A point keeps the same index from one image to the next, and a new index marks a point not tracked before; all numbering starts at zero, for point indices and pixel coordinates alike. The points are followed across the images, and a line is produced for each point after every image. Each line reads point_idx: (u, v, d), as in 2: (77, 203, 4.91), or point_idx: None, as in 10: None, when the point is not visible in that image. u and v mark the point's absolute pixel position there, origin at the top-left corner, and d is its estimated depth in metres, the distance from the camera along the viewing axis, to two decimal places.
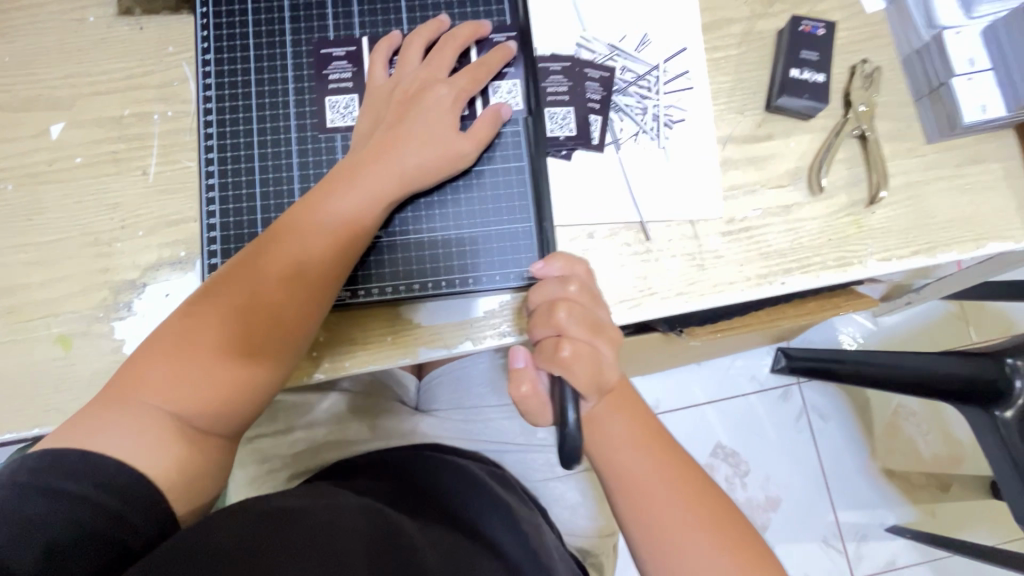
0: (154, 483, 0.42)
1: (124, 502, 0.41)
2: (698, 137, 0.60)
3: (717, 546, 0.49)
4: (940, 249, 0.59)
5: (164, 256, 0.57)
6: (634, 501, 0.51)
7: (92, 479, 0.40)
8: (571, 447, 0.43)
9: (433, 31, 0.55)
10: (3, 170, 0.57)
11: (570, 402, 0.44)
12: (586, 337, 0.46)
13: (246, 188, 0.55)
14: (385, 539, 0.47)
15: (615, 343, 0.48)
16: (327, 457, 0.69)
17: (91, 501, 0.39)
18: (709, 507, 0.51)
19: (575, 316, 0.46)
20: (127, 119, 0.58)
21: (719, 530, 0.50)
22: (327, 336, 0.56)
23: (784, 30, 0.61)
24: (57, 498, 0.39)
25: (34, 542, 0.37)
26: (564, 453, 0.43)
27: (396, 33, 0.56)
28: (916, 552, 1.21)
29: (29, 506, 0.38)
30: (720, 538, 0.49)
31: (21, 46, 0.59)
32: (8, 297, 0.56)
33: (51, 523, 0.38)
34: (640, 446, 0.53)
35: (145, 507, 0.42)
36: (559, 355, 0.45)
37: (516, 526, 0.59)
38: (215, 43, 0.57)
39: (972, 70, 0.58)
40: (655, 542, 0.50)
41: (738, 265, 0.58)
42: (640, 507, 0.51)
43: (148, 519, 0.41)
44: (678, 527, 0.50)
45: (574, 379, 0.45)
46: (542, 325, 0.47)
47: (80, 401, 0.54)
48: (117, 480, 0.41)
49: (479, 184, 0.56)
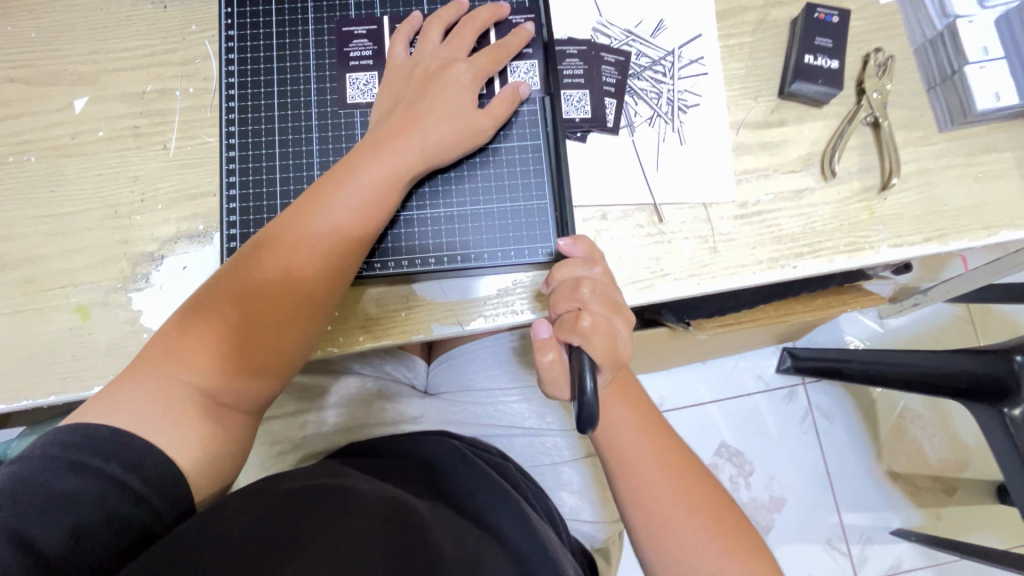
0: (177, 464, 0.42)
1: (149, 482, 0.40)
2: (712, 122, 0.61)
3: (714, 538, 0.49)
4: (951, 236, 0.59)
5: (182, 229, 0.57)
6: (636, 485, 0.51)
7: (122, 459, 0.40)
8: (590, 409, 0.42)
9: (453, 12, 0.56)
10: (25, 143, 0.58)
11: (587, 370, 0.44)
12: (605, 313, 0.47)
13: (266, 161, 0.56)
14: (402, 524, 0.46)
15: (630, 324, 0.49)
16: (340, 440, 0.69)
17: (118, 479, 0.39)
18: (707, 499, 0.51)
19: (596, 292, 0.47)
20: (149, 94, 0.59)
21: (717, 523, 0.50)
22: (344, 311, 0.56)
23: (798, 18, 0.62)
24: (87, 477, 0.38)
25: (63, 521, 0.36)
26: (581, 417, 0.42)
27: (416, 14, 0.57)
28: (922, 555, 1.20)
29: (60, 481, 0.38)
30: (717, 531, 0.49)
31: (46, 22, 0.60)
32: (28, 266, 0.56)
33: (78, 500, 0.37)
34: (640, 428, 0.53)
35: (171, 489, 0.41)
36: (578, 326, 0.45)
37: (528, 521, 0.56)
38: (238, 20, 0.58)
39: (984, 59, 0.59)
40: (652, 522, 0.50)
41: (750, 249, 0.58)
42: (640, 491, 0.51)
43: (172, 504, 0.41)
44: (678, 515, 0.50)
45: (592, 350, 0.45)
46: (562, 300, 0.48)
47: (96, 369, 0.55)
48: (144, 461, 0.41)
49: (495, 161, 0.57)
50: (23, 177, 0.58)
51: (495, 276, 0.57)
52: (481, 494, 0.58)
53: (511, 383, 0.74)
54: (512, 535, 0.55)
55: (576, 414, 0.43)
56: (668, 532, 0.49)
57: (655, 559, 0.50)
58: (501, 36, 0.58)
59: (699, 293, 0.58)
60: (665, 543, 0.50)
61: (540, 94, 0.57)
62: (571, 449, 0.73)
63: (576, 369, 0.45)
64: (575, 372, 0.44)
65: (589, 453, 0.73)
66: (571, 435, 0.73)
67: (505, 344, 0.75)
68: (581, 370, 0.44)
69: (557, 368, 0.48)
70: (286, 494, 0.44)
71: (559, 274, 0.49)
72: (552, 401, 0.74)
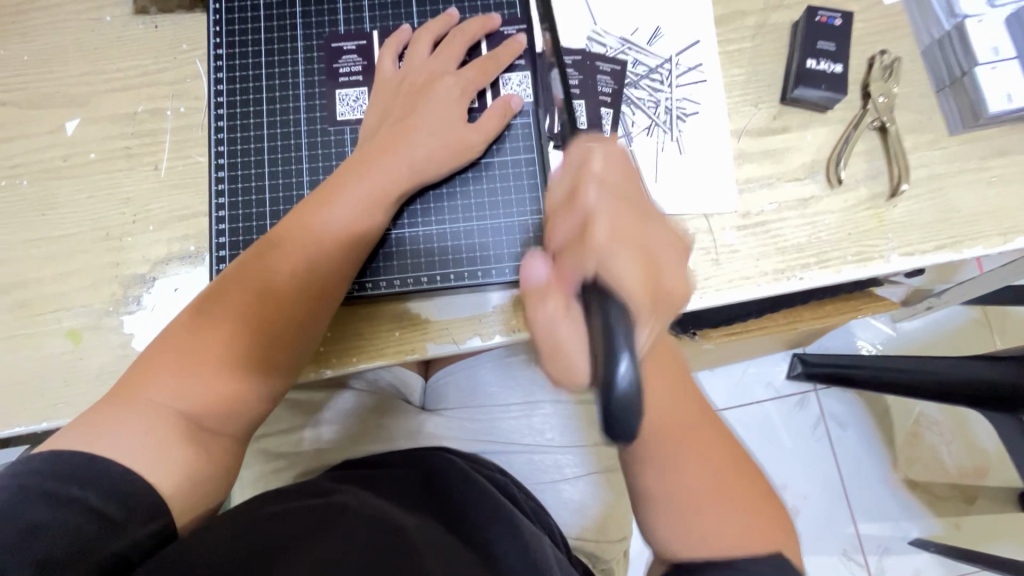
0: (158, 490, 0.42)
1: (126, 510, 0.40)
2: (712, 130, 0.59)
3: (744, 524, 0.42)
4: (965, 243, 0.57)
5: (174, 250, 0.57)
6: (658, 465, 0.44)
7: (98, 487, 0.40)
8: (622, 399, 0.32)
9: (443, 24, 0.56)
10: (17, 167, 0.58)
11: (619, 335, 0.33)
12: (626, 224, 0.40)
13: (255, 180, 0.55)
14: (388, 535, 0.45)
15: (665, 245, 0.41)
16: (334, 458, 0.67)
17: (94, 509, 0.39)
18: (738, 483, 0.44)
19: (603, 192, 0.41)
20: (140, 115, 0.59)
21: (748, 507, 0.43)
22: (334, 331, 0.55)
23: (800, 21, 0.60)
24: (60, 506, 0.38)
25: (35, 554, 0.36)
26: (610, 421, 0.33)
27: (404, 27, 0.56)
28: (943, 567, 1.15)
29: (32, 513, 0.37)
30: (748, 517, 0.43)
31: (38, 45, 0.60)
32: (21, 290, 0.56)
33: (51, 532, 0.37)
34: (673, 403, 0.44)
35: (147, 516, 0.41)
36: (590, 241, 0.39)
37: (520, 538, 0.53)
38: (227, 38, 0.58)
39: (996, 59, 0.56)
40: (671, 508, 0.44)
41: (755, 260, 0.57)
42: (663, 472, 0.44)
43: (147, 531, 0.40)
44: (701, 503, 0.43)
45: (617, 275, 0.37)
46: (567, 218, 0.42)
47: (88, 395, 0.54)
48: (123, 489, 0.40)
49: (488, 176, 0.55)
50: (16, 201, 0.57)
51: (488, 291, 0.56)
52: (473, 505, 0.56)
53: (509, 399, 0.72)
54: (505, 551, 0.52)
55: (603, 409, 0.33)
56: (683, 511, 0.43)
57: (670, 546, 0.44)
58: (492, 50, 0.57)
59: (702, 307, 0.56)
60: (680, 525, 0.43)
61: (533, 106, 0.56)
62: (572, 465, 0.70)
63: (602, 355, 0.33)
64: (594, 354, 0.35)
65: (592, 470, 0.71)
66: (572, 452, 0.71)
67: (505, 358, 0.74)
68: (612, 359, 0.33)
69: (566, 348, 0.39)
70: (270, 516, 0.45)
71: (560, 203, 0.43)
72: (553, 417, 0.72)
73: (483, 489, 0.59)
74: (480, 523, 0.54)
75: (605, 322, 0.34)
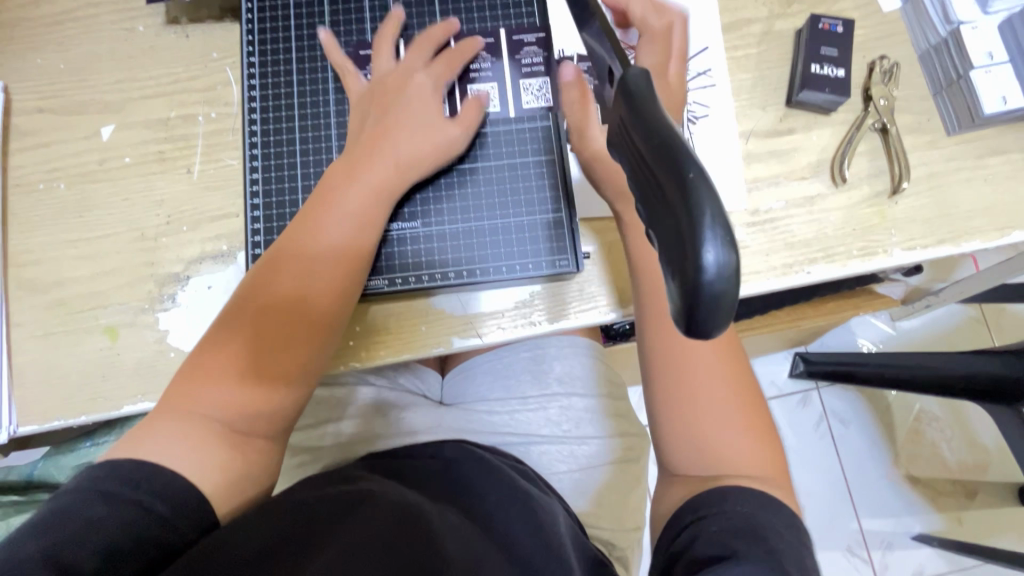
0: (199, 487, 0.44)
1: (172, 506, 0.42)
2: (721, 132, 0.62)
3: (742, 429, 0.49)
4: (964, 238, 0.59)
5: (206, 250, 0.59)
6: (671, 353, 0.51)
7: (147, 485, 0.42)
8: (710, 293, 0.21)
9: (394, 25, 0.59)
10: (55, 171, 0.60)
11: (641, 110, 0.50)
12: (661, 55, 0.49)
13: (288, 182, 0.58)
14: (410, 527, 0.47)
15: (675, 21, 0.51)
16: (358, 452, 0.69)
17: (144, 505, 0.41)
18: (743, 398, 0.50)
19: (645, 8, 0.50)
20: (173, 120, 0.61)
21: (748, 419, 0.50)
22: (363, 326, 0.58)
23: (803, 28, 0.63)
24: (113, 503, 0.41)
25: (94, 547, 0.39)
26: (691, 317, 0.22)
27: (397, 14, 0.59)
28: (945, 560, 1.17)
29: (89, 511, 0.40)
30: (746, 426, 0.49)
31: (74, 54, 0.63)
32: (59, 289, 0.58)
33: (106, 527, 0.40)
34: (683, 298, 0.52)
35: (192, 512, 0.43)
36: None
37: (532, 520, 0.56)
38: (259, 46, 0.60)
39: (990, 63, 0.59)
40: (677, 393, 0.50)
41: (764, 255, 0.59)
42: (675, 362, 0.50)
43: (192, 524, 0.43)
44: (706, 398, 0.49)
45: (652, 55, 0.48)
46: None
47: (125, 389, 0.56)
48: (168, 487, 0.43)
49: (510, 176, 0.58)
50: (54, 203, 0.60)
51: (512, 287, 0.58)
52: (492, 495, 0.58)
53: (525, 391, 0.73)
54: (517, 537, 0.54)
55: (686, 294, 0.22)
56: (694, 430, 0.49)
57: (676, 441, 0.50)
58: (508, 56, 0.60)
59: None
60: (687, 429, 0.49)
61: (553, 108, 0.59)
62: (588, 456, 0.72)
63: (663, 230, 0.23)
64: (659, 240, 0.24)
65: (606, 461, 0.73)
66: (589, 443, 0.72)
67: (522, 354, 0.75)
68: (694, 235, 0.22)
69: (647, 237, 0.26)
70: (300, 505, 0.47)
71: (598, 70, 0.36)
72: (570, 409, 0.73)
73: (505, 478, 0.60)
74: (497, 514, 0.56)
75: (682, 180, 0.23)
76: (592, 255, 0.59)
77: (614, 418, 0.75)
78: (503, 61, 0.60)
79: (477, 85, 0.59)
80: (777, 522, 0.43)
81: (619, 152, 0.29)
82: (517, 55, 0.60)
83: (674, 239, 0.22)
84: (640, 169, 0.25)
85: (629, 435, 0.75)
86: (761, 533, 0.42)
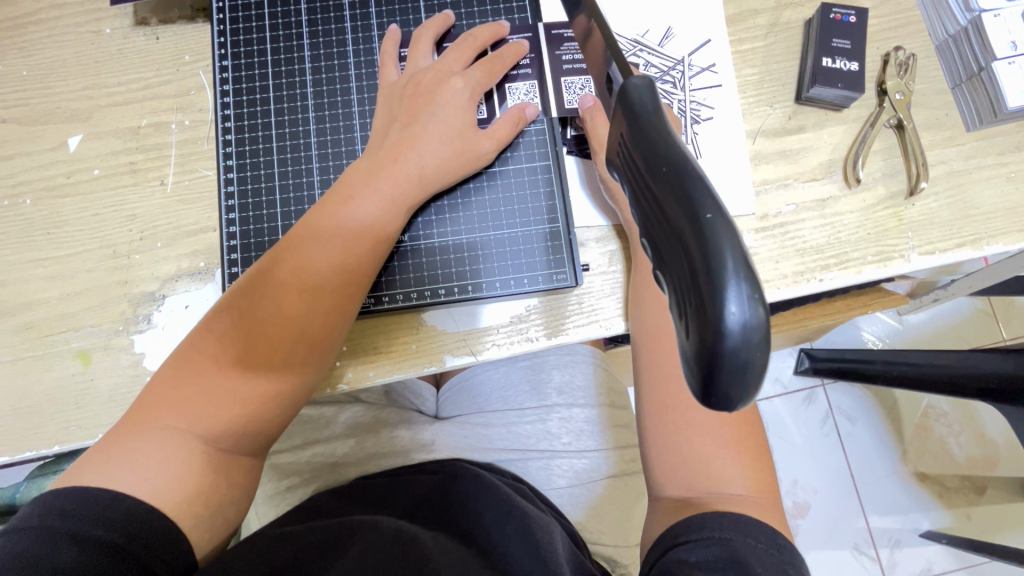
0: (179, 525, 0.41)
1: (149, 547, 0.39)
2: (727, 133, 0.58)
3: (741, 460, 0.46)
4: (984, 241, 0.56)
5: (183, 267, 0.56)
6: (665, 384, 0.48)
7: (122, 526, 0.39)
8: (734, 360, 0.19)
9: (440, 24, 0.55)
10: (21, 186, 0.57)
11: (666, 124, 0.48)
12: None
13: (266, 195, 0.54)
14: (395, 559, 0.44)
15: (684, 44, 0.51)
16: (347, 473, 0.66)
17: (119, 547, 0.38)
18: (741, 423, 0.47)
19: None
20: (144, 129, 0.58)
21: (745, 447, 0.46)
22: (349, 346, 0.54)
23: (813, 19, 0.59)
24: (84, 547, 0.37)
25: None
26: (710, 384, 0.19)
27: (449, 12, 0.56)
28: (955, 559, 1.15)
29: (57, 556, 0.36)
30: (746, 456, 0.46)
31: (37, 59, 0.59)
32: (28, 312, 0.55)
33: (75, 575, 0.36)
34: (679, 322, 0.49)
35: (169, 551, 0.40)
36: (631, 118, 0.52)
37: (531, 536, 0.51)
38: (232, 49, 0.57)
39: (1013, 54, 0.55)
40: (670, 429, 0.47)
41: (774, 263, 0.56)
42: (668, 392, 0.48)
43: (168, 563, 0.40)
44: (702, 430, 0.46)
45: None
46: None
47: (100, 416, 0.53)
48: (145, 524, 0.40)
49: (504, 184, 0.55)
50: (21, 220, 0.56)
51: (507, 301, 0.55)
52: (487, 513, 0.54)
53: (524, 403, 0.70)
54: (515, 556, 0.49)
55: (705, 363, 0.19)
56: (686, 448, 0.46)
57: (670, 481, 0.47)
58: (546, 52, 0.56)
59: None
60: (679, 463, 0.46)
61: (575, 110, 0.55)
62: (590, 470, 0.68)
63: (676, 279, 0.20)
64: (671, 288, 0.21)
65: (609, 475, 0.69)
66: (590, 456, 0.69)
67: (520, 364, 0.72)
68: (714, 290, 0.19)
69: (655, 277, 0.23)
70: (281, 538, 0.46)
71: (599, 78, 0.32)
72: (570, 421, 0.70)
73: (501, 494, 0.56)
74: (492, 534, 0.52)
75: (697, 222, 0.19)
76: (590, 266, 0.55)
77: (618, 430, 0.71)
78: (544, 59, 0.56)
79: (515, 85, 0.55)
80: (757, 545, 0.39)
81: (621, 174, 0.26)
82: (557, 51, 0.56)
83: (690, 294, 0.19)
84: (646, 201, 0.22)
85: (633, 448, 0.72)
86: (742, 558, 0.38)
